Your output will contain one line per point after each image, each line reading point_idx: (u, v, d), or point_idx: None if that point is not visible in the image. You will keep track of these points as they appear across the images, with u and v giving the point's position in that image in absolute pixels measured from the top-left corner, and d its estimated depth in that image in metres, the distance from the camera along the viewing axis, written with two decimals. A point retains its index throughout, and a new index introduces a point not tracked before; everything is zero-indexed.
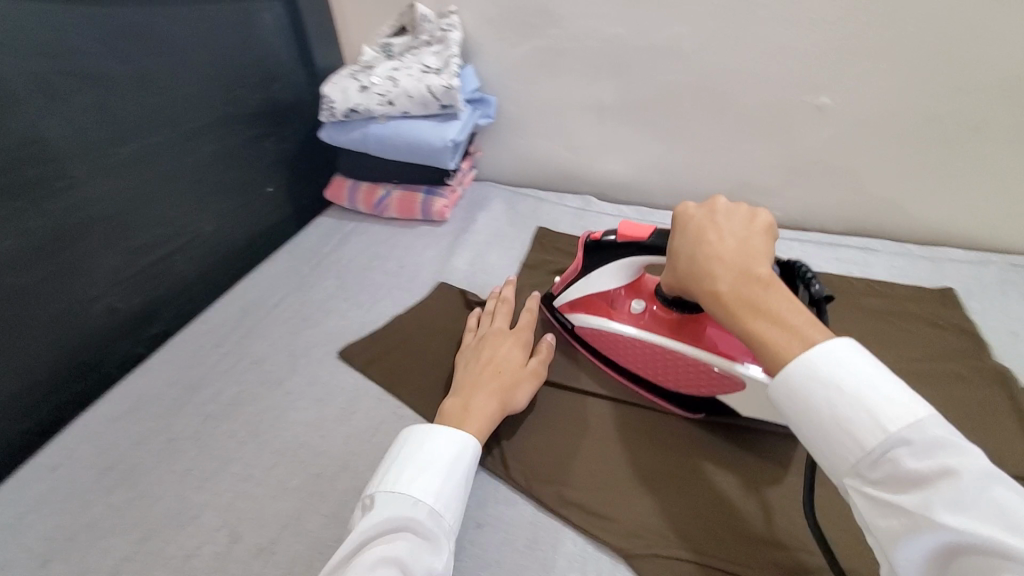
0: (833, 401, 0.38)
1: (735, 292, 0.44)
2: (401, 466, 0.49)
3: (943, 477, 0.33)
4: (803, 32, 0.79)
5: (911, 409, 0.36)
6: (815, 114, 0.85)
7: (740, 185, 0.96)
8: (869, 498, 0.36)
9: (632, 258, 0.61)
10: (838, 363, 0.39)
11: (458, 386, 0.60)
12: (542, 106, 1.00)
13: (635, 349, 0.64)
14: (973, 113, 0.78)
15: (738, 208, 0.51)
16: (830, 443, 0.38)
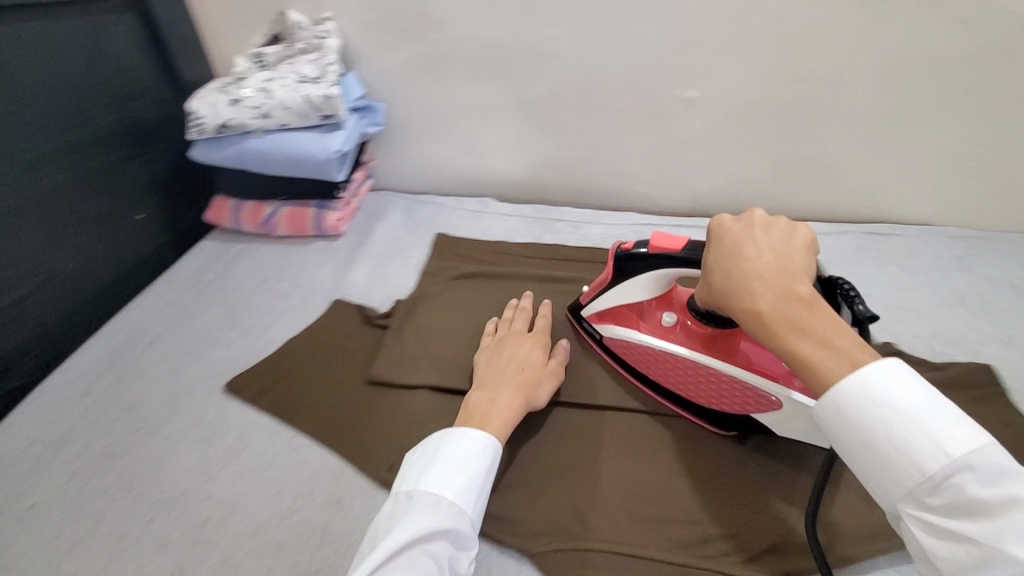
0: (889, 427, 0.39)
1: (777, 312, 0.44)
2: (438, 468, 0.48)
3: (1011, 505, 0.34)
4: (664, 30, 0.84)
5: (971, 436, 0.37)
6: (685, 107, 0.91)
7: (627, 177, 1.00)
8: (930, 526, 0.37)
9: (667, 270, 0.58)
10: (892, 390, 0.39)
11: (482, 379, 0.59)
12: (431, 110, 0.99)
13: (668, 364, 0.61)
14: (817, 98, 0.87)
15: (773, 223, 0.50)
16: (888, 468, 0.39)
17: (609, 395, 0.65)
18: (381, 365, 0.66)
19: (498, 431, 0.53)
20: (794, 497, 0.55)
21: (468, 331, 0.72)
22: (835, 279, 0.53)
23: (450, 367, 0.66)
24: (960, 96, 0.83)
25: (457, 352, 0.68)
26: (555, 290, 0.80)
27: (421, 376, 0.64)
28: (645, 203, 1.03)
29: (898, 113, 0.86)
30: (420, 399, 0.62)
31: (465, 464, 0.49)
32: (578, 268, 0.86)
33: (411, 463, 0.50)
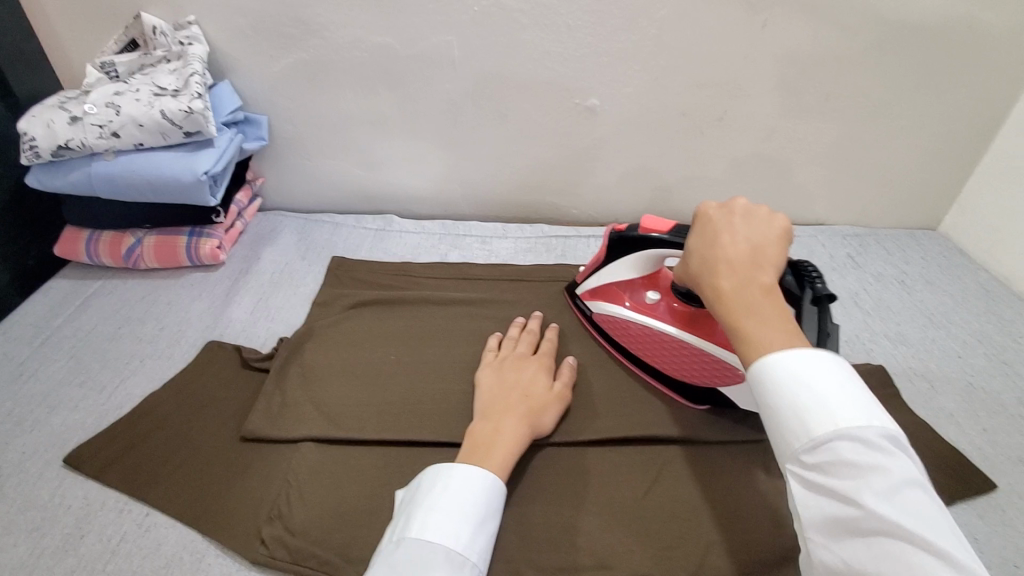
0: (787, 386, 0.37)
1: (733, 297, 0.42)
2: (466, 521, 0.45)
3: (879, 470, 0.32)
4: (560, 38, 0.81)
5: (860, 405, 0.35)
6: (587, 115, 0.88)
7: (535, 187, 0.97)
8: (803, 485, 0.35)
9: (653, 251, 0.60)
10: (795, 357, 0.37)
11: (484, 405, 0.56)
12: (322, 123, 0.91)
13: (650, 341, 0.64)
14: (713, 105, 0.87)
15: (761, 209, 0.48)
16: (777, 426, 0.37)
17: None
18: (257, 419, 0.59)
19: (503, 465, 0.50)
20: (723, 528, 0.52)
21: (358, 368, 0.65)
22: (801, 261, 0.53)
23: (337, 413, 0.59)
24: (844, 101, 0.86)
25: (346, 394, 0.62)
26: (460, 314, 0.74)
27: (303, 428, 0.58)
28: (555, 213, 1.01)
29: (788, 119, 0.88)
30: (301, 455, 0.56)
31: (486, 520, 0.46)
32: (485, 286, 0.81)
33: (430, 503, 0.46)
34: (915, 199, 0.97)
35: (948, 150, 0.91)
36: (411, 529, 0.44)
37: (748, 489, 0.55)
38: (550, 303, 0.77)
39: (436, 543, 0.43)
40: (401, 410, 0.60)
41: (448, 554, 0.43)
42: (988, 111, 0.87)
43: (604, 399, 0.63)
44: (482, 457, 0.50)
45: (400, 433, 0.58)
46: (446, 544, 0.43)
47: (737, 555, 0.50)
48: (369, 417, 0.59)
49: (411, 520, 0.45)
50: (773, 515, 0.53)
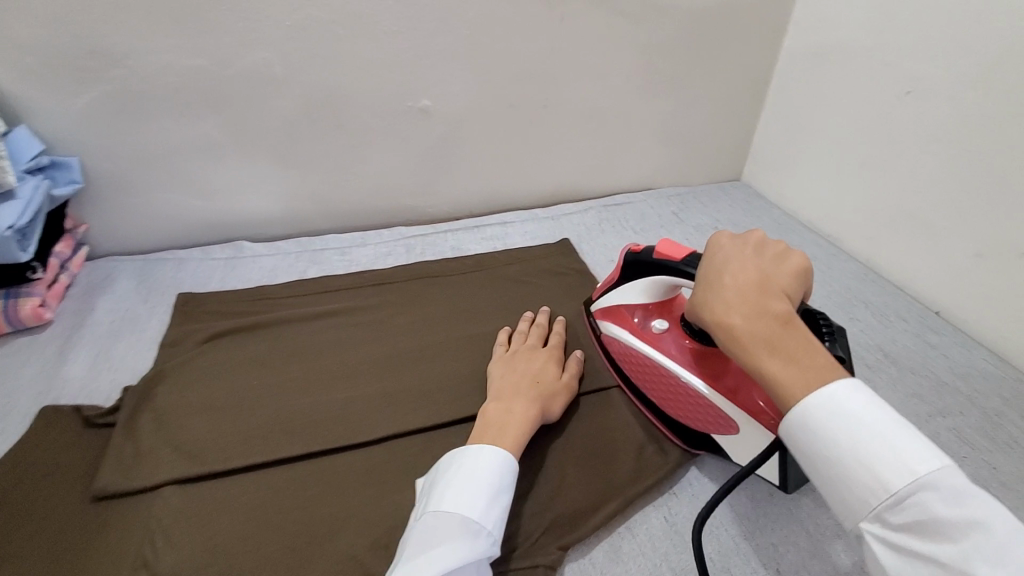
0: (857, 443, 0.39)
1: (750, 328, 0.45)
2: (480, 492, 0.47)
3: (976, 527, 0.34)
4: (380, 45, 0.83)
5: (937, 461, 0.37)
6: (422, 117, 0.92)
7: (388, 192, 0.99)
8: (894, 545, 0.37)
9: (668, 277, 0.60)
10: (856, 410, 0.40)
11: (499, 390, 0.59)
12: (145, 156, 0.85)
13: (653, 373, 0.61)
14: (537, 94, 0.95)
15: (771, 243, 0.52)
16: (855, 487, 0.39)
17: (388, 421, 0.61)
18: (109, 473, 0.55)
19: (516, 443, 0.52)
20: (583, 465, 0.58)
21: (220, 401, 0.63)
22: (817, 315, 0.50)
23: (199, 449, 0.58)
24: (645, 79, 0.98)
25: (209, 428, 0.60)
26: (324, 327, 0.75)
27: (163, 471, 0.56)
28: (412, 215, 1.03)
29: (604, 99, 0.98)
30: (165, 499, 0.54)
31: (502, 491, 0.48)
32: (349, 296, 0.81)
33: (446, 479, 0.48)
34: (718, 156, 1.13)
35: (734, 112, 1.07)
36: (431, 505, 0.47)
37: (601, 431, 0.62)
38: (416, 301, 0.80)
39: (452, 513, 0.46)
40: (268, 433, 0.60)
41: (464, 524, 0.45)
42: (757, 76, 1.04)
43: (473, 380, 0.67)
44: (498, 433, 0.53)
45: (268, 454, 0.57)
46: (460, 514, 0.46)
47: (597, 486, 0.56)
48: (235, 446, 0.58)
49: (431, 497, 0.48)
50: (624, 447, 0.60)
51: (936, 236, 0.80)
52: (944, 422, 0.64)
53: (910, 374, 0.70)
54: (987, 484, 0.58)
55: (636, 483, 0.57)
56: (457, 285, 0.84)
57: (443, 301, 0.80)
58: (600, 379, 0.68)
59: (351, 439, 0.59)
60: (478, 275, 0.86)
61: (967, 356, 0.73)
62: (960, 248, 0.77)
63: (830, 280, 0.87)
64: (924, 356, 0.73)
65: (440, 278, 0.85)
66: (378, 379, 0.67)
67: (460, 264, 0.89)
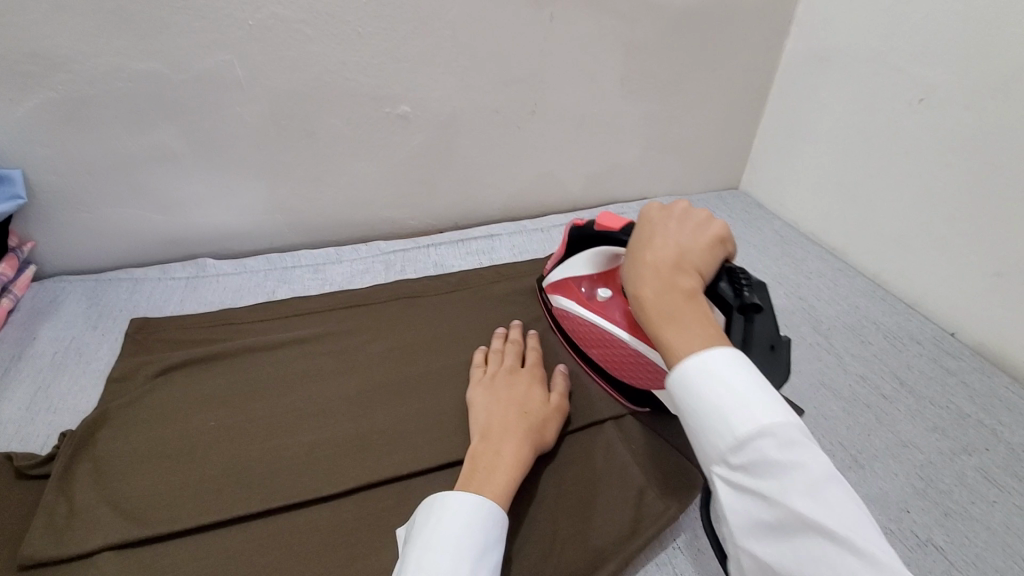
0: (714, 393, 0.38)
1: (655, 301, 0.46)
2: (462, 557, 0.40)
3: (801, 471, 0.34)
4: (353, 47, 0.77)
5: (780, 408, 0.37)
6: (401, 124, 0.85)
7: (366, 204, 0.92)
8: (731, 484, 0.37)
9: (611, 247, 0.62)
10: (719, 366, 0.39)
11: (484, 426, 0.53)
12: (95, 169, 0.77)
13: (599, 339, 0.62)
14: (525, 99, 0.88)
15: (698, 217, 0.51)
16: (707, 431, 0.38)
17: (359, 470, 0.55)
18: (35, 537, 0.48)
19: (504, 491, 0.46)
20: (576, 515, 0.52)
21: (170, 448, 0.57)
22: (733, 267, 0.52)
23: (144, 509, 0.51)
24: (639, 82, 0.92)
25: (155, 482, 0.54)
26: (290, 356, 0.68)
27: (99, 535, 0.49)
28: (393, 227, 0.97)
29: (595, 104, 0.93)
30: (99, 570, 0.47)
31: (487, 551, 0.42)
32: (320, 319, 0.75)
33: (429, 542, 0.41)
34: (715, 163, 1.07)
35: (733, 117, 1.02)
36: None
37: (594, 472, 0.56)
38: (393, 325, 0.74)
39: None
40: (221, 485, 0.53)
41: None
42: (757, 80, 0.98)
43: (453, 416, 0.60)
44: (487, 478, 0.47)
45: (221, 513, 0.51)
46: None
47: (592, 540, 0.50)
48: (185, 504, 0.52)
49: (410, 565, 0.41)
50: (620, 491, 0.54)
51: (951, 253, 0.75)
52: (968, 460, 0.59)
53: (928, 405, 0.65)
54: (1020, 532, 0.53)
55: (636, 536, 0.50)
56: (439, 305, 0.77)
57: (423, 325, 0.74)
58: (593, 412, 0.62)
59: (317, 492, 0.53)
60: (461, 294, 0.80)
61: (987, 383, 0.68)
62: (977, 266, 0.72)
63: (837, 298, 0.82)
64: (942, 383, 0.68)
65: (420, 299, 0.79)
66: (349, 417, 0.60)
67: (442, 282, 0.82)
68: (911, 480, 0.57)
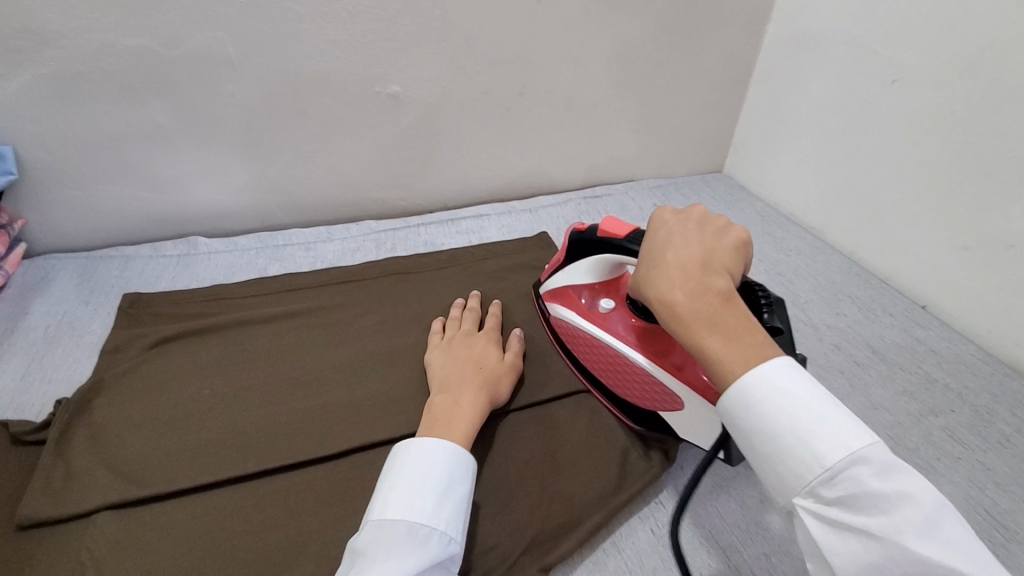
0: (797, 422, 0.39)
1: (692, 307, 0.44)
2: (426, 489, 0.43)
3: (906, 502, 0.35)
4: (344, 25, 0.78)
5: (868, 436, 0.38)
6: (391, 104, 0.86)
7: (355, 184, 0.93)
8: (828, 519, 0.38)
9: (613, 255, 0.58)
10: (795, 392, 0.40)
11: (441, 383, 0.55)
12: (84, 145, 0.77)
13: (599, 353, 0.59)
14: (512, 80, 0.90)
15: (713, 218, 0.51)
16: (791, 463, 0.39)
17: (351, 435, 0.56)
18: (33, 500, 0.49)
19: (464, 432, 0.49)
20: (563, 472, 0.54)
21: (165, 415, 0.58)
22: (751, 285, 0.51)
23: (140, 471, 0.52)
24: (624, 65, 0.94)
25: (151, 447, 0.55)
26: (281, 328, 0.69)
27: (96, 496, 0.50)
28: (382, 207, 0.98)
29: (582, 86, 0.94)
30: (98, 528, 0.48)
31: (453, 484, 0.44)
32: (311, 294, 0.76)
33: (395, 481, 0.44)
34: (700, 147, 1.10)
35: (716, 100, 1.04)
36: (374, 513, 0.42)
37: (579, 434, 0.58)
38: (384, 299, 0.75)
39: (398, 519, 0.41)
40: (216, 449, 0.55)
41: (412, 528, 0.41)
42: (739, 65, 1.01)
43: None
44: (445, 424, 0.49)
45: (217, 474, 0.52)
46: (413, 518, 0.41)
47: (578, 496, 0.52)
48: (181, 466, 0.53)
49: (378, 500, 0.43)
50: (605, 450, 0.56)
51: (922, 229, 0.78)
52: (935, 420, 0.62)
53: (899, 371, 0.68)
54: (982, 485, 0.56)
55: (620, 492, 0.53)
56: (428, 281, 0.79)
57: (413, 299, 0.75)
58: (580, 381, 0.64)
59: (311, 454, 0.54)
60: (451, 271, 0.81)
61: (954, 350, 0.71)
62: (947, 241, 0.75)
63: (815, 274, 0.85)
64: (912, 352, 0.71)
65: (411, 275, 0.80)
66: (341, 386, 0.62)
67: (432, 259, 0.84)
68: (881, 440, 0.60)
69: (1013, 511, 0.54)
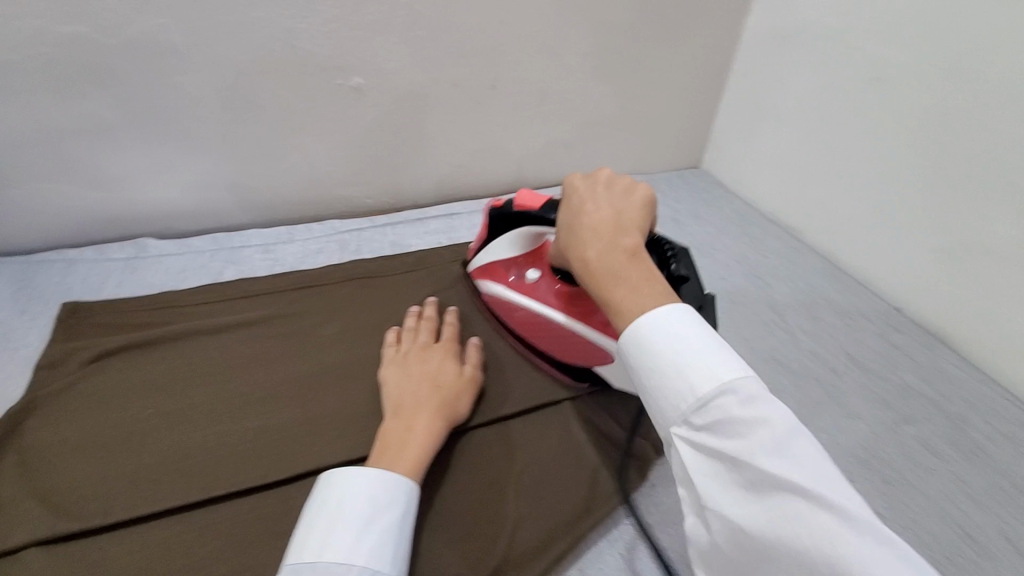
0: (672, 352, 0.36)
1: (601, 265, 0.43)
2: (353, 523, 0.41)
3: (764, 424, 0.32)
4: (302, 13, 0.73)
5: (738, 365, 0.35)
6: (355, 97, 0.82)
7: (319, 181, 0.89)
8: (695, 446, 0.34)
9: (533, 228, 0.63)
10: (674, 326, 0.37)
11: (396, 404, 0.52)
12: (18, 140, 0.71)
13: (531, 320, 0.63)
14: (483, 73, 0.86)
15: (620, 180, 0.51)
16: (664, 394, 0.36)
17: (305, 457, 0.53)
18: None
19: (415, 464, 0.47)
20: (527, 493, 0.52)
21: (104, 436, 0.54)
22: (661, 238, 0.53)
23: (75, 501, 0.48)
24: (601, 57, 0.90)
25: (88, 473, 0.51)
26: (235, 339, 0.65)
27: (24, 530, 0.46)
28: (348, 206, 0.93)
29: (558, 79, 0.91)
30: (24, 567, 0.44)
31: (377, 514, 0.42)
32: (268, 301, 0.71)
33: (324, 513, 0.41)
34: (678, 142, 1.07)
35: (695, 94, 1.01)
36: (291, 555, 0.40)
37: (546, 451, 0.55)
38: (345, 307, 0.71)
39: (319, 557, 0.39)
40: (160, 475, 0.51)
41: (327, 568, 0.38)
42: (719, 58, 0.98)
43: None
44: (396, 456, 0.47)
45: (161, 502, 0.49)
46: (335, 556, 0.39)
47: (542, 519, 0.50)
48: (120, 495, 0.49)
49: (304, 534, 0.41)
50: (571, 469, 0.54)
51: (900, 231, 0.77)
52: (910, 429, 0.61)
53: (876, 378, 0.67)
54: (955, 498, 0.55)
55: (587, 514, 0.51)
56: (393, 287, 0.75)
57: (376, 306, 0.72)
58: (548, 393, 0.61)
59: (264, 479, 0.51)
60: (419, 274, 0.78)
61: (929, 357, 0.71)
62: (924, 243, 0.74)
63: (792, 276, 0.83)
64: (887, 357, 0.70)
65: (374, 280, 0.76)
66: (298, 401, 0.58)
67: (399, 261, 0.80)
68: (856, 451, 0.58)
69: (985, 525, 0.53)
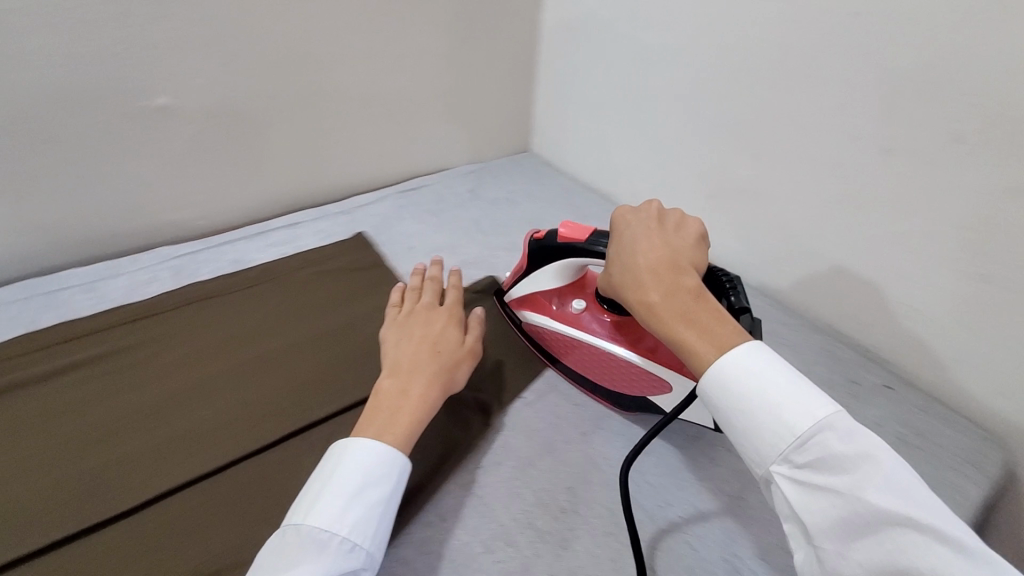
0: (763, 397, 0.44)
1: (663, 304, 0.50)
2: (344, 496, 0.45)
3: (867, 460, 0.39)
4: (83, 36, 0.69)
5: (831, 405, 0.43)
6: (164, 117, 0.80)
7: (139, 209, 0.85)
8: (800, 482, 0.42)
9: (576, 259, 0.63)
10: (758, 370, 0.45)
11: (394, 362, 0.56)
12: None
13: (580, 351, 0.65)
14: (296, 82, 0.87)
15: (667, 219, 0.57)
16: (761, 432, 0.44)
17: (162, 480, 0.54)
18: None
19: (407, 431, 0.50)
20: None
21: None
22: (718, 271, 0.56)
23: None
24: (413, 57, 0.96)
25: None
26: (67, 383, 0.62)
27: None
28: (180, 230, 0.90)
29: (376, 81, 0.95)
30: None
31: (367, 488, 0.46)
32: (101, 338, 0.68)
33: (324, 482, 0.46)
34: (504, 130, 1.17)
35: (510, 85, 1.11)
36: (288, 516, 0.45)
37: None
38: (189, 329, 0.70)
39: (310, 523, 0.44)
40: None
41: (313, 533, 0.43)
42: (524, 51, 1.08)
43: (259, 408, 0.61)
44: (387, 422, 0.50)
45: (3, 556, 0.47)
46: (323, 524, 0.44)
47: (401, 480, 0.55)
48: None
49: (303, 501, 0.46)
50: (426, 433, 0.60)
51: (682, 184, 0.92)
52: None
53: None
54: None
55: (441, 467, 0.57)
56: (239, 302, 0.75)
57: (227, 322, 0.72)
58: None
59: (118, 508, 0.51)
60: (264, 285, 0.78)
61: None
62: (700, 191, 0.90)
63: None
64: None
65: (217, 299, 0.76)
66: (159, 426, 0.59)
67: (242, 276, 0.79)
68: None
69: None
